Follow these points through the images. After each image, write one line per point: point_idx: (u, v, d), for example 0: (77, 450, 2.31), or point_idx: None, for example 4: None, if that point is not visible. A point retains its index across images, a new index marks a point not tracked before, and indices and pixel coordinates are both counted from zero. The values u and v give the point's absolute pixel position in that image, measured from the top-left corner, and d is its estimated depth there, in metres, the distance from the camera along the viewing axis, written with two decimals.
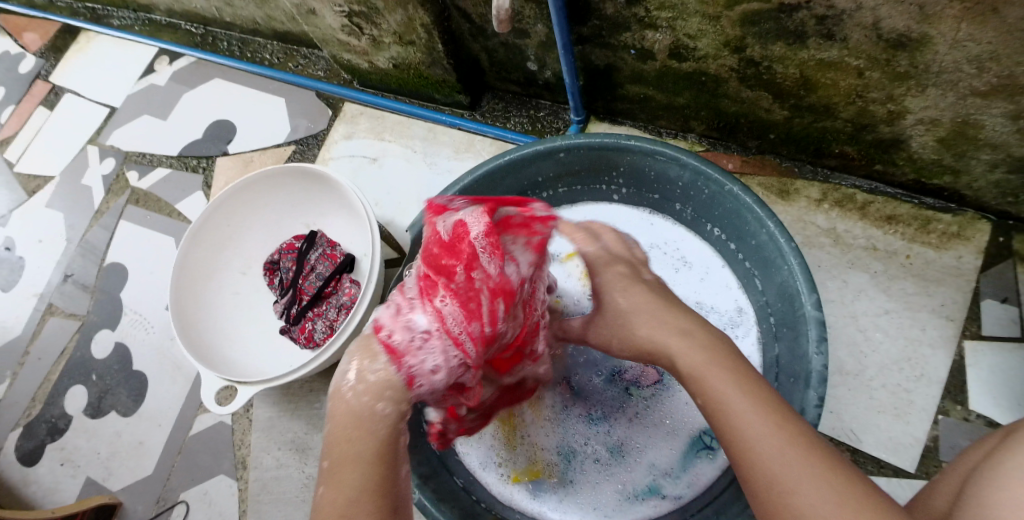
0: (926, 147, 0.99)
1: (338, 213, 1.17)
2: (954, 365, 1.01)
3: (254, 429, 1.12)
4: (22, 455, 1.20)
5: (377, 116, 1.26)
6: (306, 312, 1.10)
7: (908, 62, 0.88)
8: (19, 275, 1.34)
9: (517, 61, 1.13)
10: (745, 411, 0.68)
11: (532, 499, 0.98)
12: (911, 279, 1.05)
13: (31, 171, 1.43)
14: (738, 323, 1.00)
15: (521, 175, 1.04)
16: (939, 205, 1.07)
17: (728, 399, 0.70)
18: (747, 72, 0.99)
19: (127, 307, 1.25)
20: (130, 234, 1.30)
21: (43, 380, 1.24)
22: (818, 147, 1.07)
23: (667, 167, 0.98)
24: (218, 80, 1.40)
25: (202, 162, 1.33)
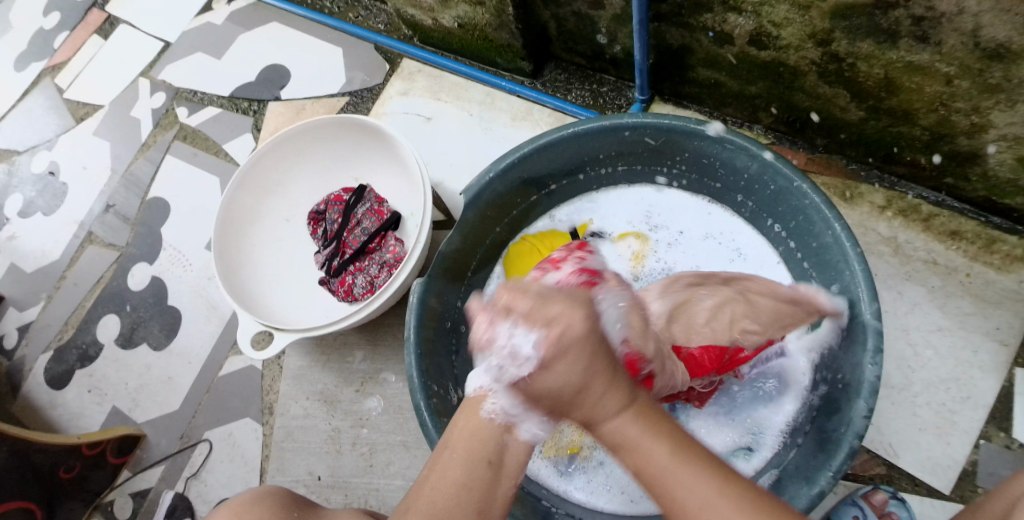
0: (1004, 164, 0.95)
1: (389, 170, 1.16)
2: (1002, 391, 0.98)
3: (284, 377, 1.12)
4: (51, 379, 1.21)
5: (436, 75, 1.24)
6: (348, 265, 1.09)
7: (1002, 74, 0.84)
8: (62, 200, 1.34)
9: (587, 32, 1.10)
10: (689, 488, 0.62)
11: (559, 476, 0.98)
12: (968, 298, 1.02)
13: (81, 98, 1.42)
14: None
15: (582, 149, 1.01)
16: (1006, 226, 1.03)
17: (646, 440, 0.66)
18: (828, 67, 0.96)
19: (167, 242, 1.25)
20: (176, 169, 1.29)
21: (77, 306, 1.24)
22: (889, 152, 1.04)
23: (735, 157, 0.96)
24: (276, 23, 1.37)
25: (253, 105, 1.31)
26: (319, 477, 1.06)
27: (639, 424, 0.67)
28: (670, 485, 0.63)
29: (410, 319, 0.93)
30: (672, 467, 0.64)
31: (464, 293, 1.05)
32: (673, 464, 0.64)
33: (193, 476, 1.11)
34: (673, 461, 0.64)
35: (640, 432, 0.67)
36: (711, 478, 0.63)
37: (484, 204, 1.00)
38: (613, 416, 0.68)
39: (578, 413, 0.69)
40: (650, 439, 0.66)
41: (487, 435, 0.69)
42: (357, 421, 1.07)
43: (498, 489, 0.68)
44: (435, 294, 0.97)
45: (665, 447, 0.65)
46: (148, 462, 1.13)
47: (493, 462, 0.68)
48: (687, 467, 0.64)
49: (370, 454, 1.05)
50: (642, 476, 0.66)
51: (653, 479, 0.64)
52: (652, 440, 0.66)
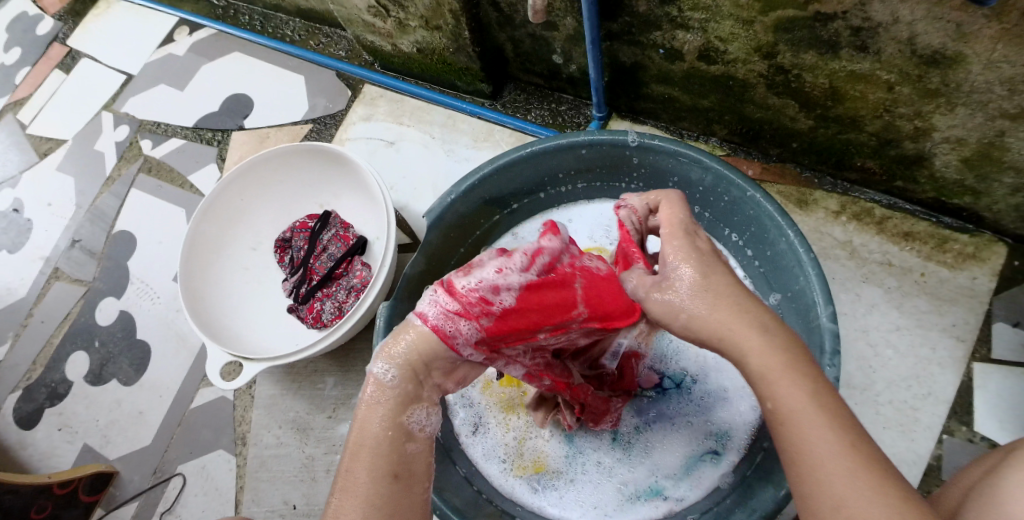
0: (950, 166, 0.98)
1: (353, 195, 1.17)
2: (961, 385, 1.01)
3: (255, 407, 1.12)
4: (20, 418, 1.20)
5: (397, 99, 1.25)
6: (316, 291, 1.10)
7: (940, 79, 0.87)
8: (27, 237, 1.33)
9: (543, 53, 1.12)
10: (816, 428, 0.56)
11: (533, 493, 0.98)
12: (923, 297, 1.04)
13: (44, 134, 1.42)
14: None
15: (541, 167, 1.03)
16: (957, 225, 1.06)
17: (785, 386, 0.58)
18: (776, 79, 0.98)
19: (134, 276, 1.25)
20: (141, 202, 1.29)
21: (45, 344, 1.23)
22: (840, 159, 1.07)
23: (690, 169, 0.98)
24: (238, 53, 1.38)
25: (217, 136, 1.32)
26: (293, 505, 1.05)
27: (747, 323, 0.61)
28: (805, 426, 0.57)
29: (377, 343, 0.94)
30: (810, 408, 0.57)
31: None
32: (809, 398, 0.58)
33: (167, 511, 1.10)
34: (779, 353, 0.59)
35: (768, 347, 0.60)
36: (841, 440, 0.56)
37: (446, 225, 1.01)
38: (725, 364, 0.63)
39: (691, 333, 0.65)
40: (789, 374, 0.59)
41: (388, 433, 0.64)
42: (330, 447, 1.07)
43: (408, 498, 0.62)
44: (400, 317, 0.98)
45: (806, 385, 0.58)
46: (121, 499, 1.12)
47: (400, 475, 0.62)
48: (823, 421, 0.56)
49: None
50: (758, 381, 0.60)
51: (767, 389, 0.59)
52: (801, 389, 0.58)
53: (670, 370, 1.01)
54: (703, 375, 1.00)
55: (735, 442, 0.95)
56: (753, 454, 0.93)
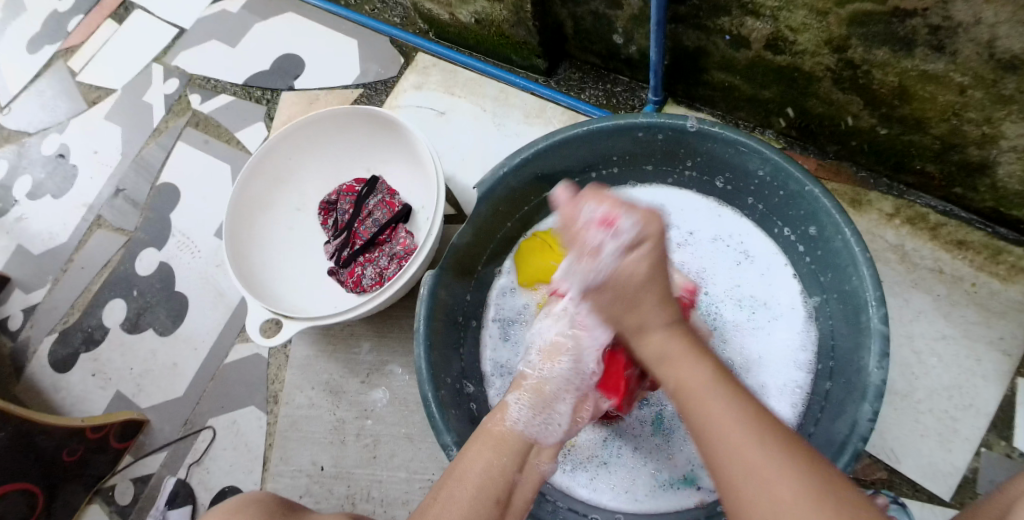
0: (1013, 176, 0.96)
1: (400, 163, 1.16)
2: (1004, 400, 1.00)
3: (289, 367, 1.12)
4: (55, 361, 1.21)
5: (450, 70, 1.24)
6: (357, 256, 1.10)
7: (1015, 86, 0.85)
8: (71, 183, 1.34)
9: (603, 32, 1.11)
10: (742, 434, 0.66)
11: (563, 474, 0.99)
12: (972, 307, 1.03)
13: (93, 82, 1.42)
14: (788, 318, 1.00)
15: (596, 147, 1.02)
16: (1013, 237, 1.04)
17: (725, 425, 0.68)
18: (843, 74, 0.96)
19: (175, 228, 1.25)
20: (186, 156, 1.29)
21: (83, 290, 1.24)
22: (899, 161, 1.05)
23: (748, 159, 0.96)
24: (292, 13, 1.38)
25: (266, 95, 1.31)
26: (322, 467, 1.06)
27: (679, 340, 0.76)
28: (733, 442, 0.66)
29: (421, 310, 0.94)
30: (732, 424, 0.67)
31: (473, 287, 1.05)
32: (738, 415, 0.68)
33: (196, 462, 1.11)
34: (687, 359, 0.74)
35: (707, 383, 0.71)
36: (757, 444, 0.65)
37: (496, 199, 1.00)
38: (656, 329, 0.77)
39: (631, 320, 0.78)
40: (691, 358, 0.74)
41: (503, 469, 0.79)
42: (361, 412, 1.07)
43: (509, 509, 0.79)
44: (443, 287, 0.97)
45: (722, 402, 0.69)
46: (151, 447, 1.14)
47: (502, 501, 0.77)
48: (770, 451, 0.64)
49: (375, 445, 1.05)
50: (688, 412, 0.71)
51: (709, 433, 0.68)
52: (751, 422, 0.67)
53: (718, 358, 1.01)
54: (746, 368, 0.99)
55: None
56: None
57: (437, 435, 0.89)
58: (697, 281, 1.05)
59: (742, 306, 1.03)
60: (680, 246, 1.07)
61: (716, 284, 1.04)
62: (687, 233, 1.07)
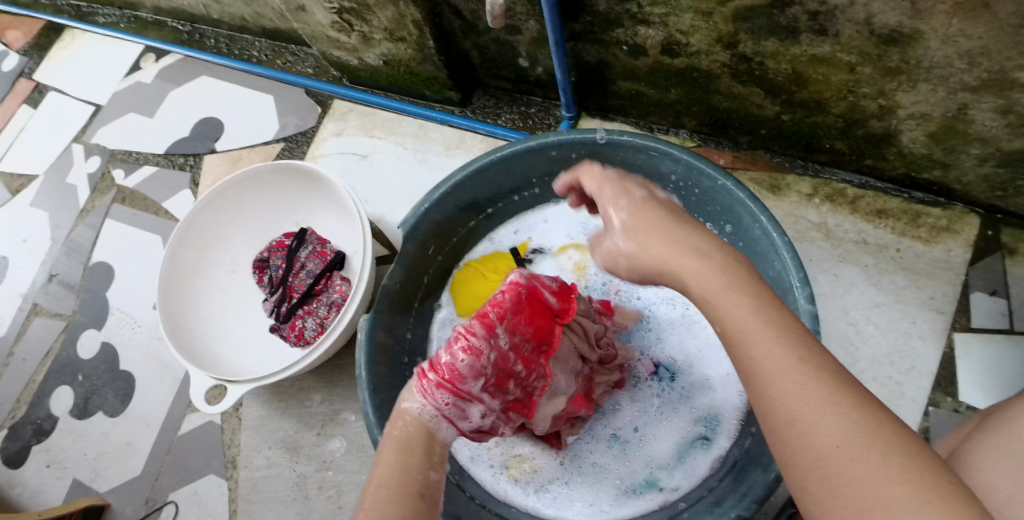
0: (917, 141, 0.99)
1: (327, 211, 1.17)
2: (944, 357, 1.02)
3: (244, 429, 1.11)
4: (7, 458, 1.18)
5: (367, 113, 1.25)
6: (296, 309, 1.10)
7: (899, 57, 0.88)
8: (3, 275, 1.32)
9: (508, 57, 1.13)
10: (774, 357, 0.57)
11: (527, 495, 0.98)
12: (901, 272, 1.05)
13: (16, 170, 1.41)
14: None
15: (513, 170, 1.03)
16: (929, 200, 1.07)
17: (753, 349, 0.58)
18: (739, 68, 0.99)
19: (114, 306, 1.24)
20: (116, 233, 1.29)
21: (27, 382, 1.22)
22: (809, 142, 1.08)
23: (660, 161, 0.98)
24: (206, 76, 1.38)
25: (189, 160, 1.31)
26: None
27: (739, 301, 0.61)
28: (779, 386, 0.55)
29: (360, 357, 0.92)
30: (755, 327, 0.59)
31: (413, 324, 1.05)
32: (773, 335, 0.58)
33: None
34: (736, 297, 0.61)
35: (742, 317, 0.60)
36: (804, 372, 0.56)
37: (423, 234, 1.01)
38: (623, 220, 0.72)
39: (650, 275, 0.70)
40: (731, 295, 0.61)
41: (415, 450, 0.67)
42: (321, 464, 1.06)
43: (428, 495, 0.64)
44: (381, 328, 0.97)
45: (765, 335, 0.58)
46: None
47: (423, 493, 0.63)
48: (800, 371, 0.56)
49: (338, 495, 1.04)
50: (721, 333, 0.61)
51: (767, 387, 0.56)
52: (792, 364, 0.56)
53: (663, 360, 1.02)
54: (688, 363, 1.01)
55: (725, 426, 0.96)
56: (743, 439, 0.93)
57: None
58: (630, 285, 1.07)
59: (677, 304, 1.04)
60: None
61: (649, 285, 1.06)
62: None
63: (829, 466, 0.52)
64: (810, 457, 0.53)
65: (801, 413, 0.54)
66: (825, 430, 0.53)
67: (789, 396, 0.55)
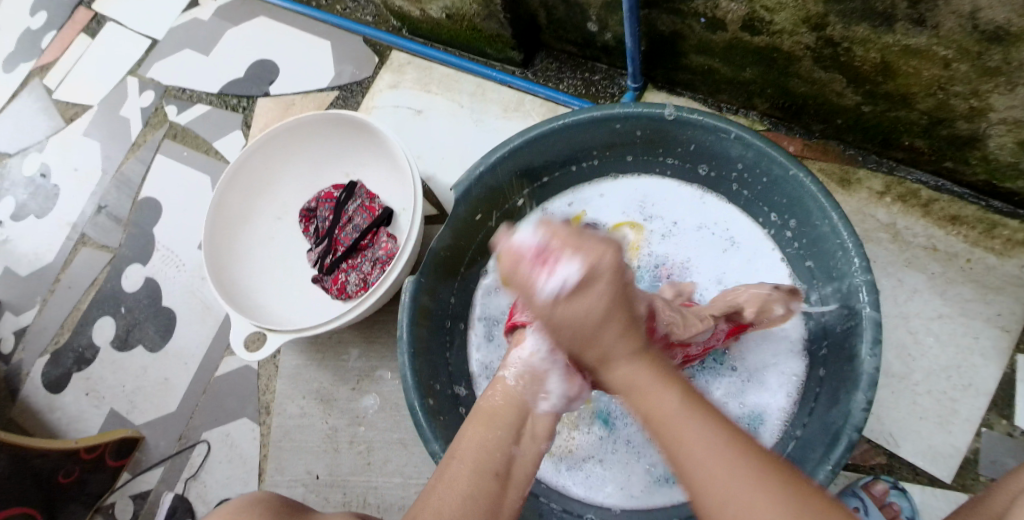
0: (1004, 148, 0.93)
1: (378, 165, 1.15)
2: (1004, 377, 0.97)
3: (279, 377, 1.11)
4: (48, 383, 1.21)
5: (426, 67, 1.22)
6: (340, 263, 1.08)
7: (1001, 58, 0.82)
8: (54, 202, 1.33)
9: (577, 20, 1.08)
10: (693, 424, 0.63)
11: (557, 472, 0.97)
12: (968, 284, 1.00)
13: (70, 99, 1.41)
14: None
15: (573, 140, 0.99)
16: (1007, 210, 1.02)
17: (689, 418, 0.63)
18: (823, 52, 0.93)
19: (159, 242, 1.24)
20: (166, 169, 1.28)
21: (72, 309, 1.24)
22: (887, 137, 1.02)
23: (729, 145, 0.94)
24: (264, 17, 1.36)
25: (242, 102, 1.30)
26: (316, 476, 1.06)
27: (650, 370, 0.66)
28: (682, 436, 0.63)
29: (402, 319, 0.92)
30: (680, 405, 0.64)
31: (459, 288, 1.03)
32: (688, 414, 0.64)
33: (192, 477, 1.11)
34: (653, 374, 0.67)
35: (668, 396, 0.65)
36: (717, 457, 0.61)
37: (475, 198, 0.98)
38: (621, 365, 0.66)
39: (592, 352, 0.66)
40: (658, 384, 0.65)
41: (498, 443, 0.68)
42: (353, 419, 1.07)
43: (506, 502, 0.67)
44: (425, 291, 0.96)
45: (675, 392, 0.65)
46: (147, 463, 1.13)
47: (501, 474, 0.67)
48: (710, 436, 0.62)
49: (368, 452, 1.05)
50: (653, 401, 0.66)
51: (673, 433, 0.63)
52: (697, 437, 0.62)
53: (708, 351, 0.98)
54: (735, 358, 0.98)
55: (769, 427, 0.93)
56: (787, 442, 0.91)
57: (424, 443, 0.87)
58: (683, 270, 1.03)
59: None
60: (665, 237, 1.04)
61: (701, 272, 1.02)
62: (672, 222, 1.04)
63: (719, 508, 0.59)
64: (695, 492, 0.61)
65: (720, 486, 0.60)
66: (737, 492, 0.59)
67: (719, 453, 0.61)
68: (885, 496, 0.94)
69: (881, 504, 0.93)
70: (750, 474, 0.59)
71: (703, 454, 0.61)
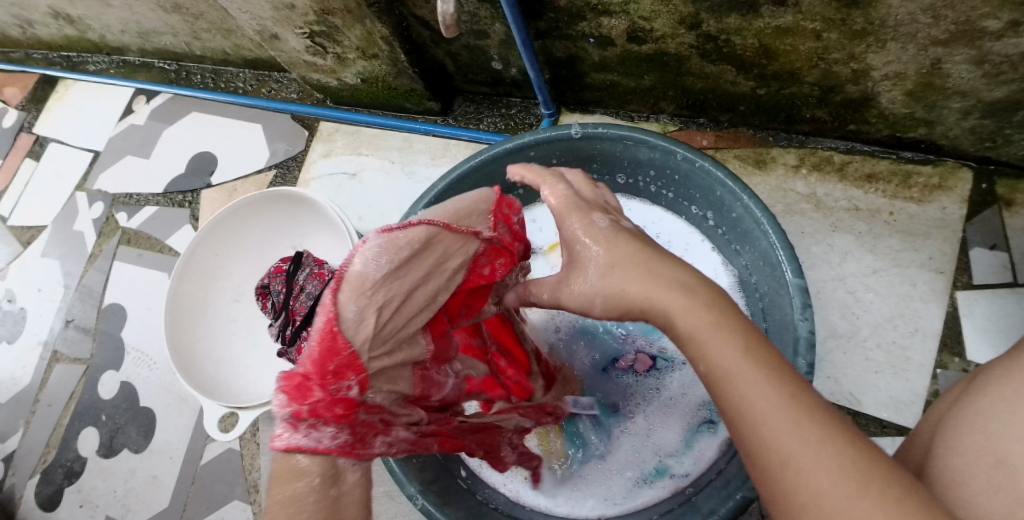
0: (896, 101, 0.98)
1: (322, 233, 1.19)
2: (948, 317, 1.00)
3: (262, 453, 1.13)
4: (42, 501, 1.23)
5: (353, 131, 1.27)
6: (300, 332, 1.11)
7: (864, 19, 0.87)
8: (23, 325, 1.37)
9: (482, 61, 1.14)
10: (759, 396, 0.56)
11: (540, 495, 0.99)
12: (896, 236, 1.04)
13: (24, 223, 1.46)
14: None
15: (494, 174, 1.04)
16: (918, 158, 1.06)
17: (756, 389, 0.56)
18: (707, 47, 0.98)
19: (129, 345, 1.28)
20: (124, 274, 1.32)
21: (54, 426, 1.27)
22: (789, 114, 1.07)
23: (637, 150, 0.98)
24: (196, 112, 1.41)
25: (187, 197, 1.35)
26: None
27: (711, 317, 0.61)
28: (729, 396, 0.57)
29: None
30: (749, 374, 0.57)
31: None
32: (766, 377, 0.57)
33: None
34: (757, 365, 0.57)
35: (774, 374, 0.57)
36: (802, 418, 0.54)
37: None
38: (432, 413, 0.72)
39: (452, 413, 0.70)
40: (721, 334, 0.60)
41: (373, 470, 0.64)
42: None
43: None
44: None
45: (735, 346, 0.59)
46: None
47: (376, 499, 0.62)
48: (762, 380, 0.57)
49: None
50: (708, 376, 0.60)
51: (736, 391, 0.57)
52: (757, 381, 0.57)
53: (660, 350, 1.02)
54: None
55: None
56: None
57: (401, 487, 0.88)
58: None
59: None
60: None
61: None
62: None
63: (784, 464, 0.53)
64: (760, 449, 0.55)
65: (774, 441, 0.54)
66: (811, 462, 0.52)
67: (805, 460, 0.52)
68: None
69: None
70: (788, 424, 0.54)
71: (765, 403, 0.55)
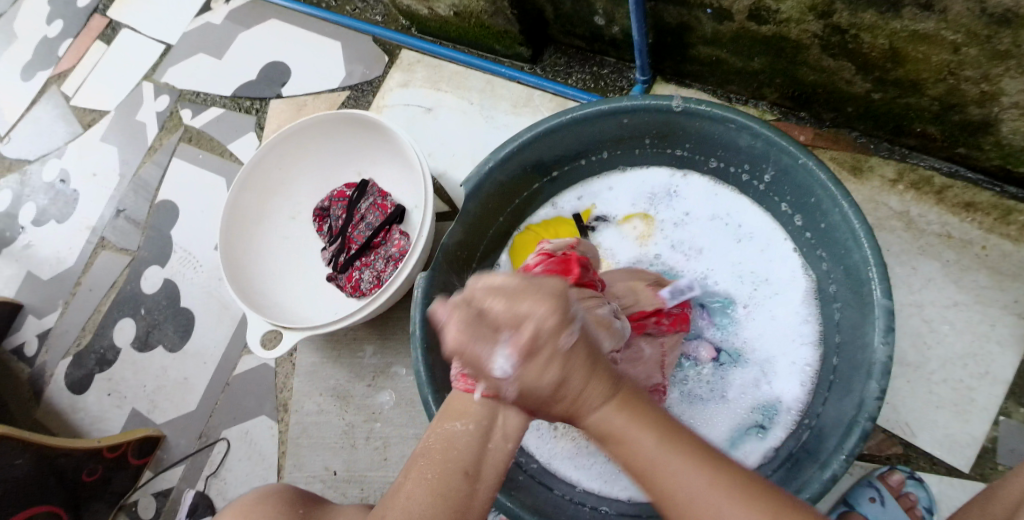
0: (1018, 133, 0.92)
1: (389, 164, 1.16)
2: (1022, 365, 0.96)
3: (296, 375, 1.13)
4: (71, 383, 1.24)
5: (435, 65, 1.23)
6: (354, 261, 1.09)
7: (1011, 41, 0.81)
8: (74, 207, 1.36)
9: (584, 14, 1.08)
10: (650, 451, 0.60)
11: (573, 467, 0.97)
12: (984, 271, 0.99)
13: (87, 105, 1.44)
14: (786, 292, 0.99)
15: (582, 134, 0.99)
16: (1023, 195, 1.00)
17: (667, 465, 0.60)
18: (831, 40, 0.93)
19: (177, 245, 1.26)
20: (182, 172, 1.31)
21: (93, 312, 1.27)
22: (898, 124, 1.01)
23: (738, 136, 0.93)
24: (275, 19, 1.37)
25: (255, 104, 1.31)
26: (334, 472, 1.06)
27: (624, 414, 0.62)
28: (663, 470, 0.59)
29: (416, 314, 0.91)
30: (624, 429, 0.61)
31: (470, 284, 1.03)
32: (686, 467, 0.59)
33: (212, 474, 1.12)
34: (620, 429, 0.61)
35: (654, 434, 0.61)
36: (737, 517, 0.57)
37: (486, 194, 0.98)
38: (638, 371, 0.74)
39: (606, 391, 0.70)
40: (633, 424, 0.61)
41: (469, 440, 0.66)
42: (370, 416, 1.08)
43: (475, 502, 0.64)
44: (438, 287, 0.96)
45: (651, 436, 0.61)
46: (168, 462, 1.16)
47: (471, 473, 0.65)
48: (685, 464, 0.59)
49: (384, 447, 1.06)
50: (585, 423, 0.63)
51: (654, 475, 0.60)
52: (634, 434, 0.61)
53: (722, 343, 0.99)
54: (748, 347, 0.98)
55: (782, 418, 0.94)
56: (800, 433, 0.91)
57: None
58: (695, 261, 1.04)
59: (742, 284, 1.01)
60: (678, 225, 1.06)
61: (713, 263, 1.03)
62: (683, 213, 1.06)
63: None
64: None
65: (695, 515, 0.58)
66: None
67: None
68: (901, 486, 0.95)
69: (897, 494, 0.94)
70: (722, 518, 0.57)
71: (687, 485, 0.59)
